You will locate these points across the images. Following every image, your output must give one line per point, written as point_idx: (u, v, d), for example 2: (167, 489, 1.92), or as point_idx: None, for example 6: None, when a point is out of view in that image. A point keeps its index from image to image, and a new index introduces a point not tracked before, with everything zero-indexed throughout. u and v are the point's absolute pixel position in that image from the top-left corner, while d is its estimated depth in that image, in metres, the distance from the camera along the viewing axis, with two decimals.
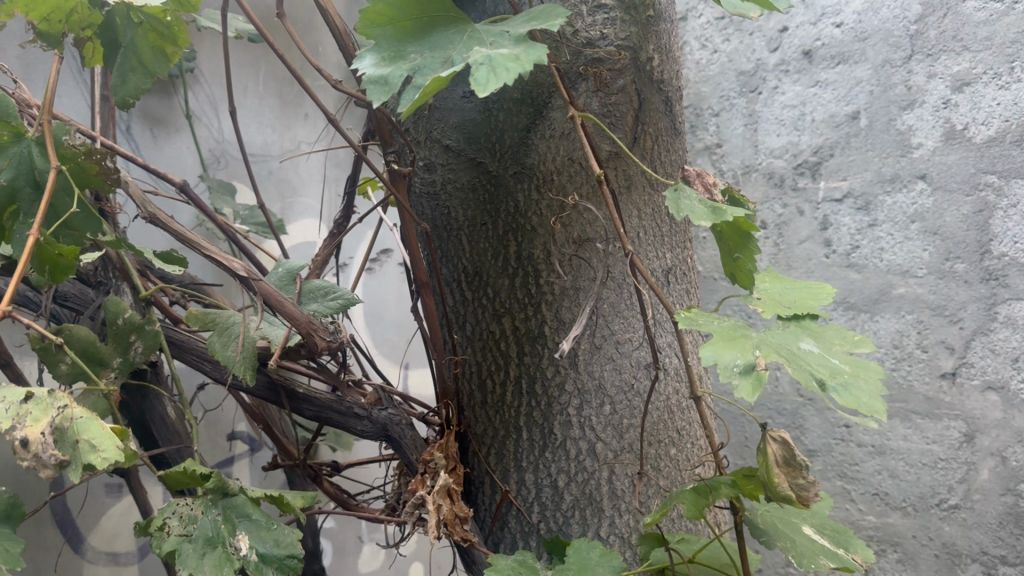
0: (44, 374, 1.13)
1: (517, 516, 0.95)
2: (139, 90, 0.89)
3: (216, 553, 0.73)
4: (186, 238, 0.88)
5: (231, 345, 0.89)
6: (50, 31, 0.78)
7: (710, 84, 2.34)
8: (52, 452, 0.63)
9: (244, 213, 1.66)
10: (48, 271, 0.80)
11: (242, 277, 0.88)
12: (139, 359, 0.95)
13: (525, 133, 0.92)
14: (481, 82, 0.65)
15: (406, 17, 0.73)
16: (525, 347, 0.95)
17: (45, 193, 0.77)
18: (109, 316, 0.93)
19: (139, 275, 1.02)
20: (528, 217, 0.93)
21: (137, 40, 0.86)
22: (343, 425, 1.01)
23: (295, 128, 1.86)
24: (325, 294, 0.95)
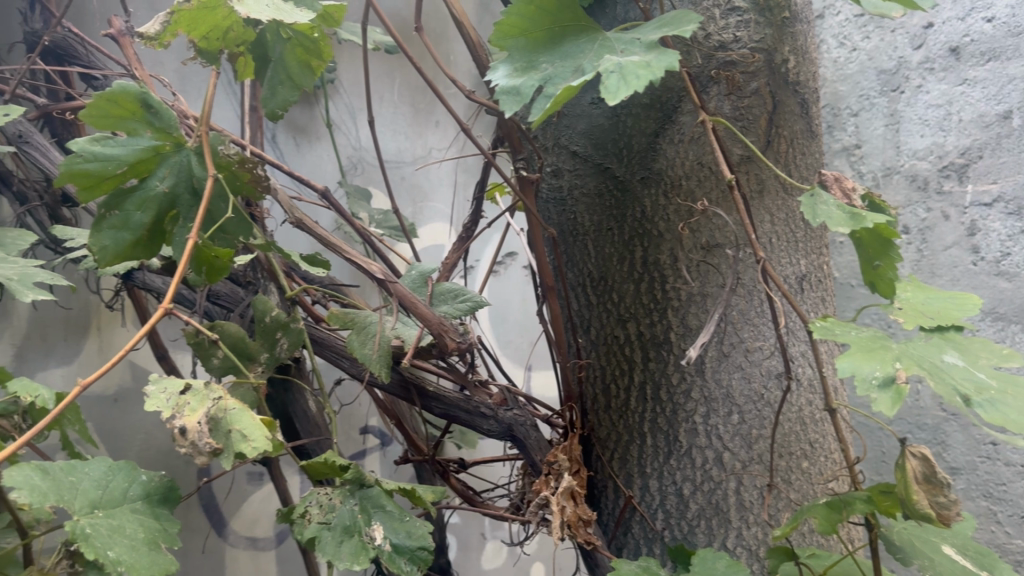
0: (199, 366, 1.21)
1: (641, 522, 0.95)
2: (287, 102, 0.94)
3: (352, 541, 0.76)
4: (328, 241, 0.93)
5: (368, 343, 0.93)
6: (209, 48, 0.84)
7: (849, 84, 2.26)
8: (207, 440, 0.68)
9: (379, 217, 1.73)
10: (205, 271, 0.86)
11: (379, 279, 0.92)
12: (284, 355, 1.00)
13: (653, 138, 0.92)
14: (611, 90, 0.65)
15: (538, 28, 0.74)
16: (651, 353, 0.94)
17: (204, 199, 0.83)
18: (258, 314, 0.99)
19: (285, 275, 1.08)
20: (655, 222, 0.93)
21: (286, 55, 0.91)
22: (469, 424, 1.04)
23: (427, 135, 1.91)
24: (455, 296, 0.98)
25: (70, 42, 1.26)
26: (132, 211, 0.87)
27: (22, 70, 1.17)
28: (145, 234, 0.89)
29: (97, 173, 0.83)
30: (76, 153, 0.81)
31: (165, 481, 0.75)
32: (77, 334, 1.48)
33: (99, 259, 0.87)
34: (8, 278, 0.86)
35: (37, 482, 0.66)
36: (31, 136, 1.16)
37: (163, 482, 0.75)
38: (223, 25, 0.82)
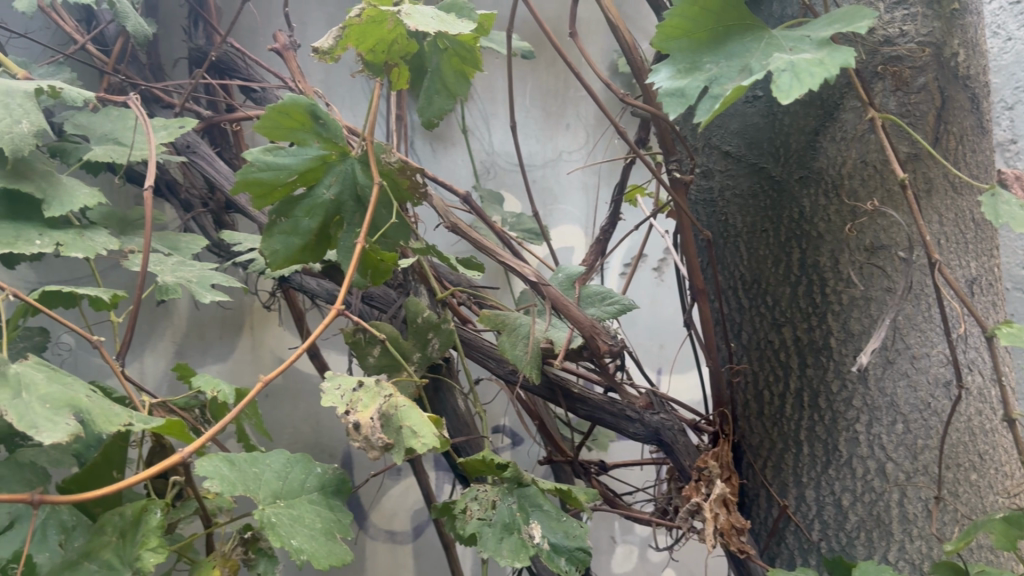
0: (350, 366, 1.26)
1: (795, 532, 0.93)
2: (443, 110, 0.97)
3: (512, 539, 0.77)
4: (480, 244, 0.95)
5: (519, 345, 0.94)
6: (375, 60, 0.88)
7: (1003, 76, 2.13)
8: (379, 435, 0.71)
9: (512, 220, 1.70)
10: (371, 275, 0.92)
11: (532, 281, 0.93)
12: (436, 354, 1.03)
13: (814, 136, 0.89)
14: (784, 89, 0.64)
15: (702, 28, 0.73)
16: (808, 358, 0.92)
17: (368, 207, 0.88)
18: (409, 315, 1.02)
19: (434, 278, 1.11)
20: (815, 223, 0.91)
21: (443, 64, 0.94)
22: (614, 426, 1.03)
23: (558, 139, 1.86)
24: (602, 299, 0.98)
25: (231, 57, 1.33)
26: (300, 217, 0.92)
27: (190, 85, 1.24)
28: (313, 238, 0.94)
29: (270, 181, 0.88)
30: (251, 162, 0.87)
31: (337, 474, 0.79)
32: (232, 332, 1.56)
33: (270, 262, 0.93)
34: (187, 280, 0.92)
35: (226, 471, 0.70)
36: (198, 146, 1.24)
37: (336, 475, 0.78)
38: (388, 39, 0.85)
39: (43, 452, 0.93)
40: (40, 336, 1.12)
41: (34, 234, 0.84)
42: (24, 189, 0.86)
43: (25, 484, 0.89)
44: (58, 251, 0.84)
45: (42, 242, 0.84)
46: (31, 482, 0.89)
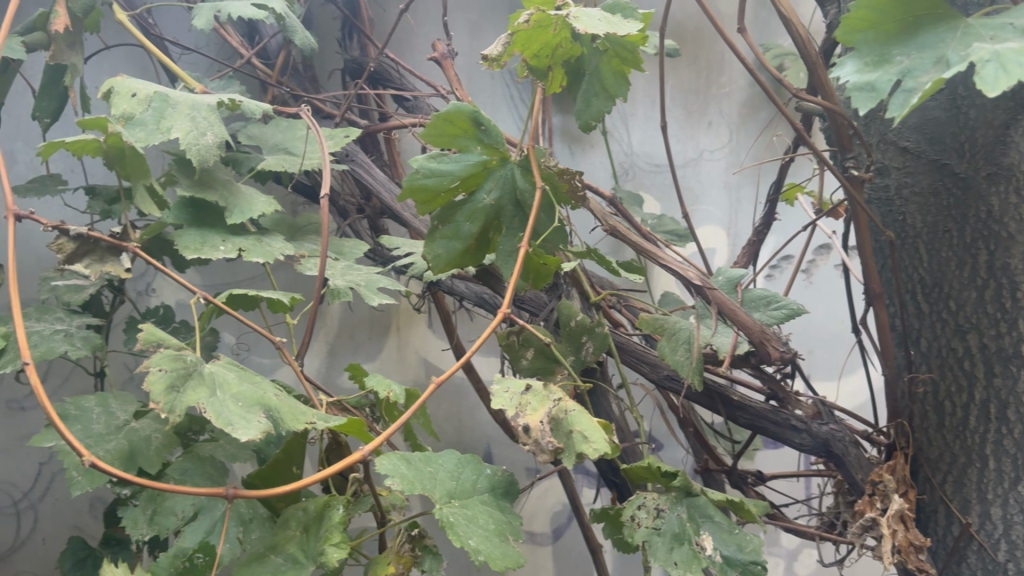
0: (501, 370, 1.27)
1: (979, 552, 0.88)
2: (602, 113, 0.95)
3: (683, 549, 0.75)
4: (640, 248, 0.93)
5: (679, 350, 0.91)
6: (539, 65, 0.87)
7: None
8: (549, 439, 0.72)
9: (653, 221, 1.59)
10: (532, 279, 0.95)
11: (697, 284, 0.93)
12: (590, 358, 1.01)
13: (1004, 130, 0.83)
14: (989, 82, 0.60)
15: (890, 20, 0.70)
16: (997, 368, 0.86)
17: (532, 211, 0.89)
18: (563, 319, 1.02)
19: (586, 282, 1.10)
20: (1005, 223, 0.85)
21: (601, 66, 0.91)
22: (778, 437, 0.99)
23: (699, 137, 1.70)
24: (768, 303, 0.95)
25: (386, 68, 1.37)
26: (462, 222, 0.93)
27: (350, 96, 1.29)
28: (473, 243, 0.95)
29: (434, 188, 0.90)
30: (417, 169, 0.88)
31: (507, 476, 0.79)
32: (379, 333, 1.60)
33: (433, 266, 0.94)
34: (356, 284, 0.96)
35: (404, 470, 0.72)
36: (356, 155, 1.28)
37: (505, 477, 0.79)
38: (552, 43, 0.85)
39: (220, 447, 0.99)
40: (210, 336, 1.17)
41: (218, 241, 0.89)
42: (209, 198, 0.90)
43: (209, 478, 0.94)
44: (241, 256, 0.89)
45: (225, 247, 0.88)
46: (213, 476, 0.94)
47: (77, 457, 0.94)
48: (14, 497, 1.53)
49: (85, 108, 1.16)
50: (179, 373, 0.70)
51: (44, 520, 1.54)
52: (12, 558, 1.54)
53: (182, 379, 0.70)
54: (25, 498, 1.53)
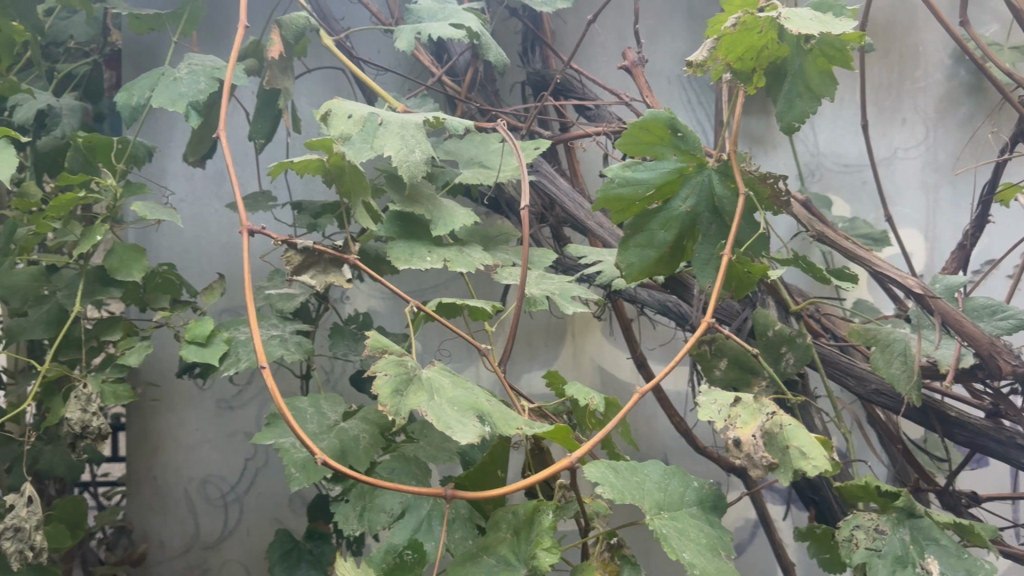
0: (690, 379, 1.27)
1: None
2: (805, 114, 0.91)
3: (906, 573, 0.74)
4: (858, 254, 0.98)
5: (894, 362, 0.90)
6: (744, 68, 0.86)
7: None
8: (763, 454, 0.70)
9: (844, 224, 1.53)
10: (735, 286, 0.93)
11: (918, 293, 0.91)
12: (790, 370, 0.98)
13: None
14: None
15: None
16: None
17: (736, 217, 0.88)
18: (760, 329, 0.99)
19: (785, 291, 1.06)
20: None
21: (806, 66, 0.88)
22: (1001, 457, 0.93)
23: (892, 135, 1.60)
24: (992, 312, 0.93)
25: (570, 79, 1.38)
26: (656, 230, 0.92)
27: (536, 109, 1.31)
28: (668, 251, 0.93)
29: (628, 197, 0.90)
30: (612, 178, 0.89)
31: (715, 490, 0.77)
32: (555, 340, 1.60)
33: (626, 274, 0.94)
34: (551, 292, 0.97)
35: (612, 479, 0.71)
36: (540, 165, 1.29)
37: (713, 490, 0.77)
38: (756, 45, 0.83)
39: (422, 447, 1.06)
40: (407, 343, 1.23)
41: (425, 252, 0.93)
42: (417, 212, 0.95)
43: (414, 477, 1.01)
44: (446, 267, 0.93)
45: (432, 258, 0.93)
46: (417, 475, 1.01)
47: (294, 456, 1.01)
48: (223, 490, 1.65)
49: (295, 129, 1.25)
50: (401, 377, 0.74)
51: (249, 512, 1.66)
52: (221, 547, 1.65)
53: (404, 384, 0.74)
54: (232, 491, 1.65)
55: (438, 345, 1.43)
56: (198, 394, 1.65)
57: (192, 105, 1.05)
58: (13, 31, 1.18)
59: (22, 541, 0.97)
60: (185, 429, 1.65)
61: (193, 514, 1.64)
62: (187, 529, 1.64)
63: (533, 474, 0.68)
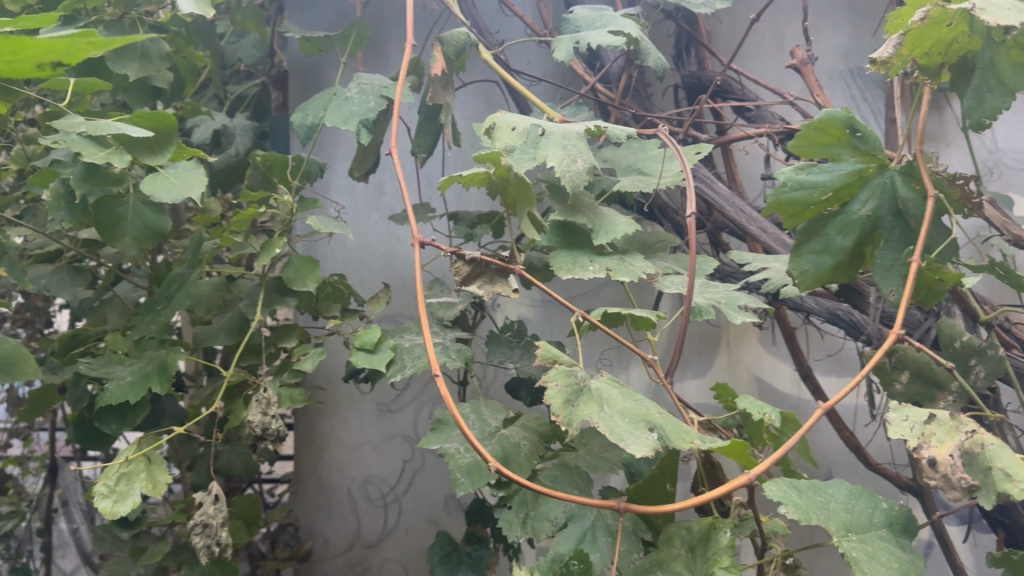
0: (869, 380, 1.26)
1: None
2: (998, 109, 0.85)
3: None
4: None
5: None
6: (930, 64, 0.84)
7: None
8: (961, 475, 0.68)
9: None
10: (923, 294, 0.88)
11: None
12: (982, 383, 0.93)
13: None
14: None
15: None
16: None
17: (923, 221, 0.84)
18: (945, 341, 0.95)
19: (973, 299, 1.01)
20: None
21: (999, 58, 0.81)
22: None
23: None
24: None
25: (729, 80, 1.35)
26: (833, 235, 0.89)
27: (694, 113, 1.29)
28: (846, 257, 0.89)
29: (802, 201, 0.87)
30: (784, 183, 0.86)
31: (905, 511, 0.73)
32: (708, 348, 1.53)
33: (799, 282, 0.91)
34: (717, 302, 0.95)
35: (795, 498, 0.69)
36: (699, 169, 1.25)
37: (903, 512, 0.73)
38: (944, 38, 0.80)
39: (582, 456, 1.05)
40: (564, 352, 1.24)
41: (587, 261, 0.93)
42: (578, 221, 0.95)
43: (576, 487, 1.00)
44: (609, 276, 0.92)
45: (594, 267, 0.92)
46: (580, 485, 1.00)
47: (459, 460, 1.04)
48: (383, 490, 1.71)
49: (455, 142, 1.27)
50: (572, 388, 0.74)
51: (408, 513, 1.71)
52: (382, 546, 1.71)
53: (575, 395, 0.73)
54: (391, 492, 1.71)
55: (598, 354, 1.42)
56: (360, 397, 1.72)
57: (362, 123, 1.09)
58: (196, 59, 1.27)
59: (210, 537, 1.03)
60: (348, 430, 1.72)
61: (355, 513, 1.71)
62: (349, 527, 1.71)
63: (709, 490, 0.66)
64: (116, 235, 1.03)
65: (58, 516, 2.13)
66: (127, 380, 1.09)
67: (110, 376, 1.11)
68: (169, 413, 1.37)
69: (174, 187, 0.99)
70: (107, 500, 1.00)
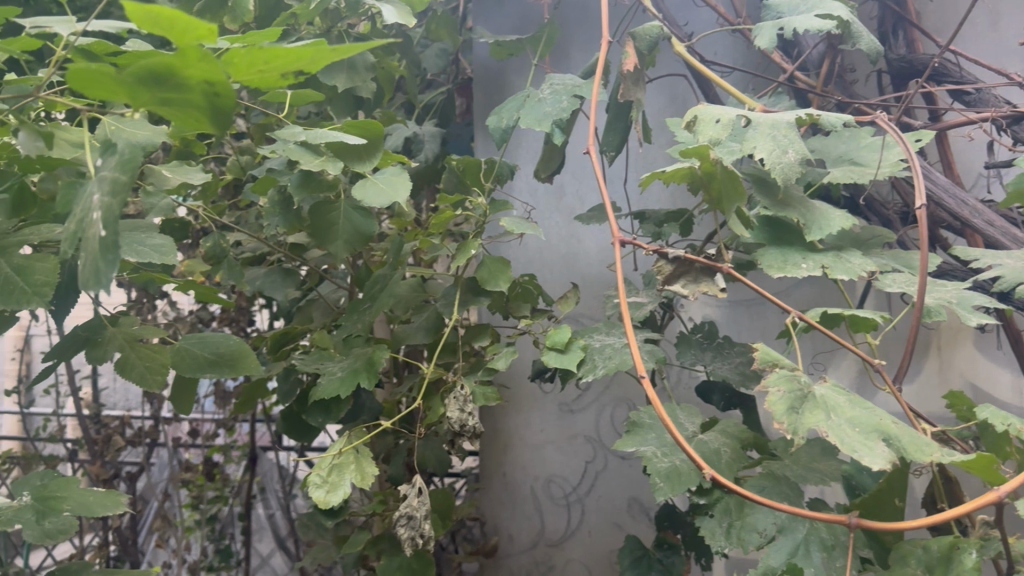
0: None
1: None
2: None
3: None
4: None
5: None
6: None
7: None
8: None
9: None
10: None
11: None
12: None
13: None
14: None
15: None
16: None
17: None
18: None
19: None
20: None
21: None
22: None
23: None
24: None
25: (945, 62, 1.27)
26: None
27: (906, 98, 1.21)
28: None
29: None
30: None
31: None
32: (918, 352, 1.42)
33: None
34: (948, 301, 0.89)
35: None
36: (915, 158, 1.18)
37: None
38: None
39: (788, 466, 1.01)
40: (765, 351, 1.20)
41: (800, 258, 0.89)
42: (789, 216, 0.90)
43: (785, 497, 0.96)
44: (825, 274, 0.87)
45: (808, 265, 0.87)
46: (789, 495, 0.95)
47: (657, 464, 0.99)
48: (565, 490, 1.71)
49: (646, 138, 1.24)
50: (797, 395, 0.71)
51: (591, 513, 1.69)
52: (565, 546, 1.70)
53: (800, 402, 0.71)
54: (574, 492, 1.70)
55: (812, 356, 1.34)
56: (543, 397, 1.73)
57: (556, 123, 1.09)
58: (394, 68, 1.32)
59: (414, 529, 1.06)
60: (530, 429, 1.73)
61: (539, 511, 1.72)
62: (533, 525, 1.72)
63: (954, 509, 0.61)
64: (329, 238, 1.10)
65: (258, 503, 2.29)
66: (338, 375, 1.16)
67: (322, 371, 1.19)
68: (366, 407, 1.44)
69: (382, 192, 1.03)
70: (321, 490, 1.05)
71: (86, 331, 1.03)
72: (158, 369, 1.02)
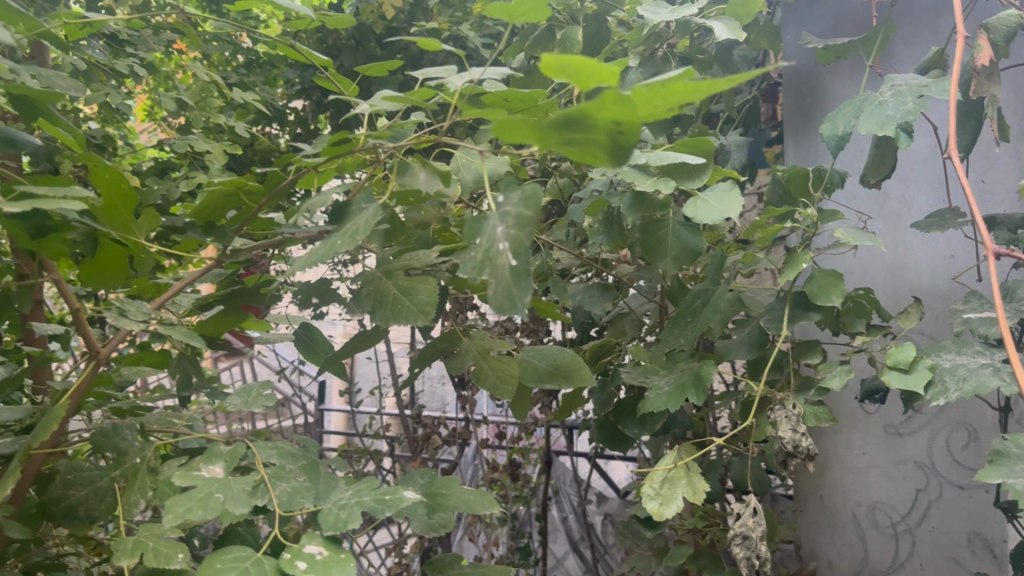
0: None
1: None
2: None
3: None
4: None
5: None
6: None
7: None
8: None
9: None
10: None
11: None
12: None
13: None
14: None
15: None
16: None
17: None
18: None
19: None
20: None
21: None
22: None
23: None
24: None
25: None
26: None
27: None
28: None
29: None
30: None
31: None
32: None
33: None
34: None
35: None
36: None
37: None
38: None
39: None
40: None
41: None
42: None
43: None
44: None
45: None
46: None
47: None
48: (893, 519, 1.57)
49: (1003, 137, 1.13)
50: None
51: (922, 546, 1.53)
52: None
53: None
54: (903, 521, 1.56)
55: None
56: (865, 418, 1.61)
57: (902, 127, 1.03)
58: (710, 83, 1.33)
59: (749, 549, 1.05)
60: (852, 452, 1.63)
61: (862, 539, 1.62)
62: (856, 553, 1.63)
63: None
64: (658, 256, 1.12)
65: (553, 505, 2.38)
66: (665, 391, 1.17)
67: (648, 386, 1.21)
68: (679, 420, 1.45)
69: (715, 209, 1.03)
70: (654, 503, 1.08)
71: (445, 344, 1.15)
72: (507, 379, 1.10)
